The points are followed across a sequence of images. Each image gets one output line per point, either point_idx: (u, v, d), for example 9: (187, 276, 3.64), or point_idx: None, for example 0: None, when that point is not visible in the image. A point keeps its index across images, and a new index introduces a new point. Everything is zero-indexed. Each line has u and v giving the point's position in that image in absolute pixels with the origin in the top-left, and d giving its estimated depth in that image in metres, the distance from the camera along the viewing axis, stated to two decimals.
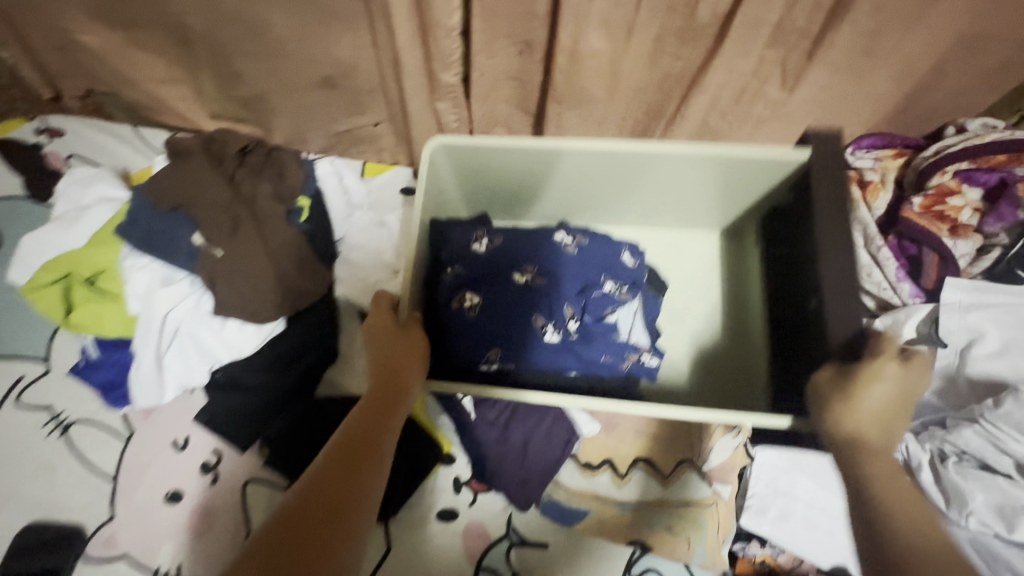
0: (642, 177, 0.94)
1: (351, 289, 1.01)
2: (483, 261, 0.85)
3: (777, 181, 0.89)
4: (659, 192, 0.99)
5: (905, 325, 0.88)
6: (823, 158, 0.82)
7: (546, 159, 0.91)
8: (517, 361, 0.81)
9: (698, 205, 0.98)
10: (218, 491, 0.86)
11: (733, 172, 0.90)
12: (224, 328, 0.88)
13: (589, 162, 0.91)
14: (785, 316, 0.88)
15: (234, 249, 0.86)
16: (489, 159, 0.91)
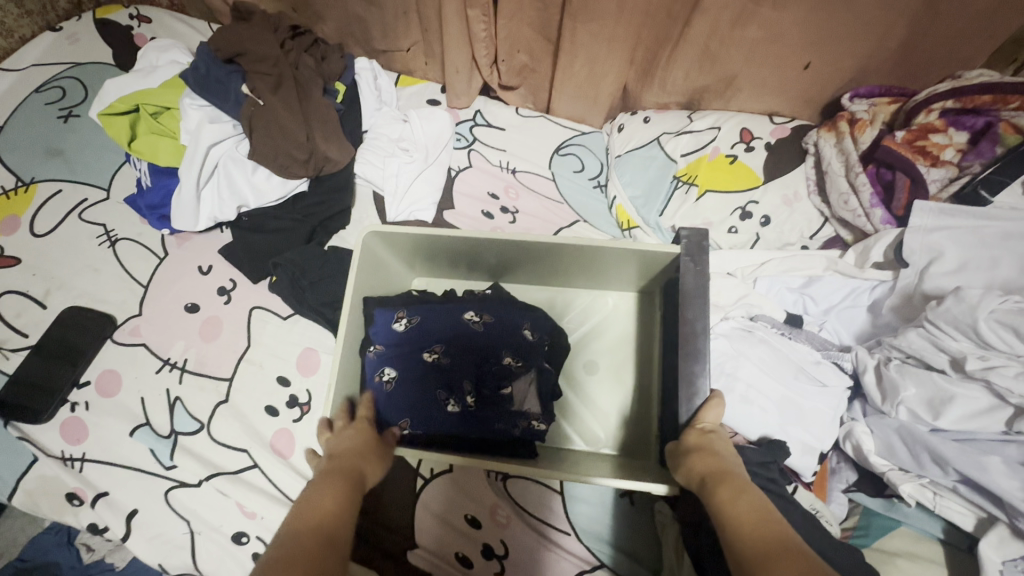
0: (557, 273, 0.92)
1: (369, 171, 1.15)
2: (403, 340, 0.83)
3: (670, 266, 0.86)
4: (575, 274, 0.92)
5: (873, 250, 0.93)
6: (692, 249, 0.79)
7: (481, 248, 0.86)
8: (429, 429, 0.79)
9: (605, 281, 0.93)
10: (231, 309, 0.99)
11: (621, 260, 0.86)
12: (255, 173, 1.02)
13: (520, 251, 0.86)
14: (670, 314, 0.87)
15: (274, 100, 0.99)
16: (426, 245, 0.86)
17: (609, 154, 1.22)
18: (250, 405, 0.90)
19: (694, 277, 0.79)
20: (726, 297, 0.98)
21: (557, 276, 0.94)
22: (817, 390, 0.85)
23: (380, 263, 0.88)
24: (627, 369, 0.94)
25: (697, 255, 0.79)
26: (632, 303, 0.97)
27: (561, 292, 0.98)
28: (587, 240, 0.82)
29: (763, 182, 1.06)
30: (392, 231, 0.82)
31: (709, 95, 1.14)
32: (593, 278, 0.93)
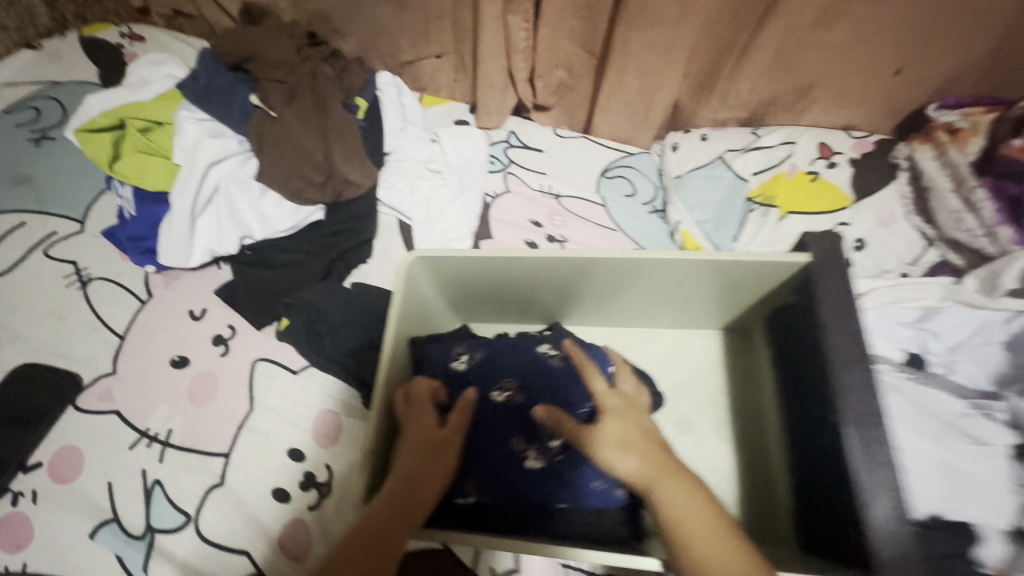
0: (639, 304, 0.75)
1: (393, 196, 0.98)
2: (464, 379, 0.66)
3: (788, 286, 0.69)
4: (659, 307, 0.76)
5: (1004, 275, 0.79)
6: (824, 262, 0.64)
7: (548, 275, 0.68)
8: (502, 495, 0.61)
9: (697, 313, 0.77)
10: (229, 363, 0.80)
11: (724, 281, 0.70)
12: (263, 198, 0.85)
13: (598, 276, 0.69)
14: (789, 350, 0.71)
15: (287, 112, 0.84)
16: (479, 274, 0.68)
17: (664, 175, 1.08)
18: (252, 490, 0.69)
19: (835, 301, 0.61)
20: None
21: (637, 309, 0.77)
22: (977, 450, 0.68)
23: (422, 299, 0.70)
24: (728, 426, 0.77)
25: (834, 269, 0.63)
26: (721, 343, 0.81)
27: (639, 330, 0.82)
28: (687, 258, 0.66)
29: (852, 203, 0.93)
30: (440, 255, 0.64)
31: (778, 107, 1.02)
32: (685, 308, 0.76)
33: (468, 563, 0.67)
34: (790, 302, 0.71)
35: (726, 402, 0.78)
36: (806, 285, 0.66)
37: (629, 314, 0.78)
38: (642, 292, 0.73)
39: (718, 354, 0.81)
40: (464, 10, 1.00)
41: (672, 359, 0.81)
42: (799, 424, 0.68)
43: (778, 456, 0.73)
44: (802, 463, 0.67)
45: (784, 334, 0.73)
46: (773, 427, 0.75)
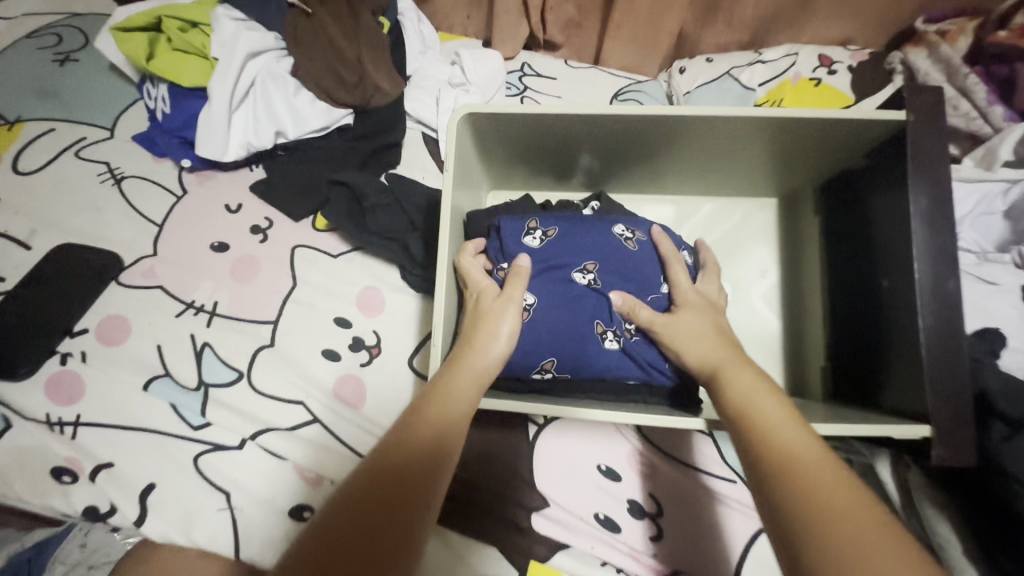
0: (692, 165, 0.76)
1: (419, 109, 1.00)
2: (542, 256, 0.63)
3: (861, 146, 0.65)
4: (711, 171, 0.77)
5: (1001, 148, 0.85)
6: (923, 111, 0.55)
7: (602, 129, 0.68)
8: (582, 372, 0.61)
9: (750, 177, 0.77)
10: (267, 248, 0.80)
11: (786, 141, 0.67)
12: (297, 94, 0.88)
13: (657, 133, 0.68)
14: (846, 210, 0.70)
15: (322, 11, 0.88)
16: (532, 127, 0.69)
17: (674, 95, 1.12)
18: (302, 351, 0.70)
19: (928, 164, 0.54)
20: None
21: (687, 171, 0.77)
22: (994, 290, 0.72)
23: (469, 159, 0.71)
24: (775, 293, 0.80)
25: (933, 127, 0.55)
26: (775, 211, 0.83)
27: (687, 195, 0.84)
28: (751, 116, 0.63)
29: (854, 101, 1.00)
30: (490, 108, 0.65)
31: (778, 24, 1.09)
32: (739, 171, 0.76)
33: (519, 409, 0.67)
34: (860, 164, 0.67)
35: (771, 265, 0.81)
36: (892, 144, 0.61)
37: (680, 177, 0.79)
38: (694, 153, 0.73)
39: (765, 224, 0.83)
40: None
41: (717, 224, 0.83)
42: (841, 277, 0.71)
43: (815, 310, 0.76)
44: (847, 314, 0.69)
45: (841, 197, 0.71)
46: (812, 285, 0.77)
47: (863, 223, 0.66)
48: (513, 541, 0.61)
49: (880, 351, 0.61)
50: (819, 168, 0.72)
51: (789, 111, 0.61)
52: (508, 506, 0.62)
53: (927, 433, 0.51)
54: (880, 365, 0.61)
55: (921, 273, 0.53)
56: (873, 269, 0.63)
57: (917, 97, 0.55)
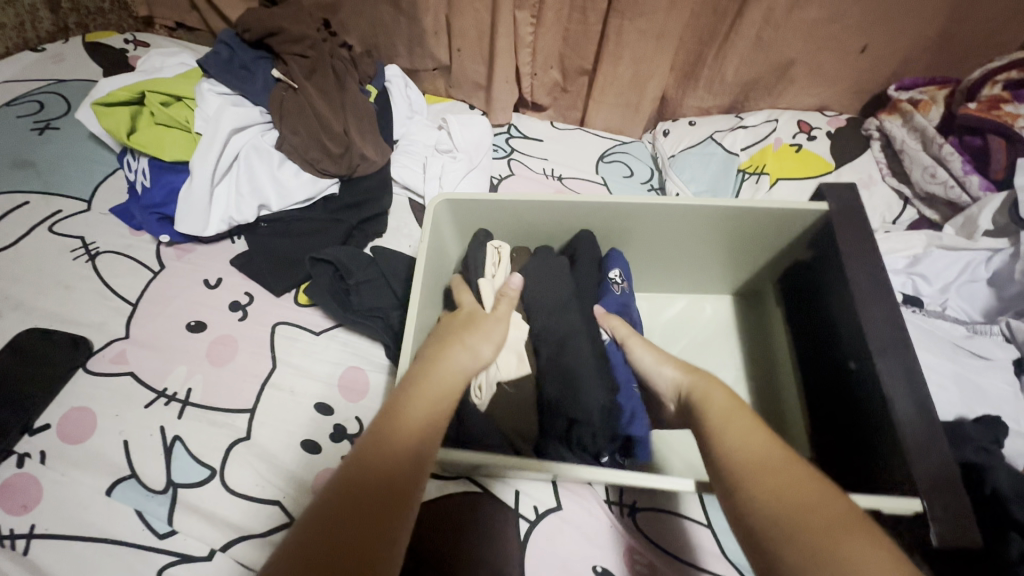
0: (658, 256, 0.81)
1: (406, 173, 1.00)
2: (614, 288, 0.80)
3: (806, 235, 0.73)
4: (675, 262, 0.82)
5: (981, 218, 0.86)
6: (843, 208, 0.67)
7: (604, 223, 0.76)
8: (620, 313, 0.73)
9: (711, 271, 0.83)
10: (246, 326, 0.77)
11: (741, 233, 0.75)
12: (281, 167, 0.87)
13: (647, 225, 0.75)
14: (807, 302, 0.75)
15: (309, 85, 0.89)
16: (518, 216, 0.74)
17: (658, 158, 1.14)
18: (279, 443, 0.67)
19: (863, 242, 0.64)
20: (926, 285, 0.88)
21: (653, 266, 0.83)
22: (987, 364, 0.72)
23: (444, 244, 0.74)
24: (747, 381, 0.80)
25: (852, 214, 0.67)
26: (741, 305, 0.86)
27: (658, 291, 0.87)
28: (704, 205, 0.71)
29: (834, 167, 1.01)
30: (467, 194, 0.70)
31: (757, 92, 1.12)
32: (704, 262, 0.81)
33: (509, 504, 0.65)
34: (805, 257, 0.75)
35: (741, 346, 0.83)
36: (824, 236, 0.70)
37: (647, 271, 0.84)
38: (650, 242, 0.78)
39: (735, 312, 0.86)
40: (463, 17, 1.05)
41: (691, 315, 0.86)
42: (815, 369, 0.72)
43: (792, 402, 0.76)
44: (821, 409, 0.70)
45: (797, 287, 0.77)
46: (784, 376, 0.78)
47: (824, 313, 0.70)
48: None
49: (864, 440, 0.60)
50: (771, 262, 0.79)
51: (736, 203, 0.69)
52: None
53: (920, 509, 0.48)
54: (868, 458, 0.59)
55: (899, 358, 0.56)
56: (843, 354, 0.65)
57: (842, 206, 0.67)
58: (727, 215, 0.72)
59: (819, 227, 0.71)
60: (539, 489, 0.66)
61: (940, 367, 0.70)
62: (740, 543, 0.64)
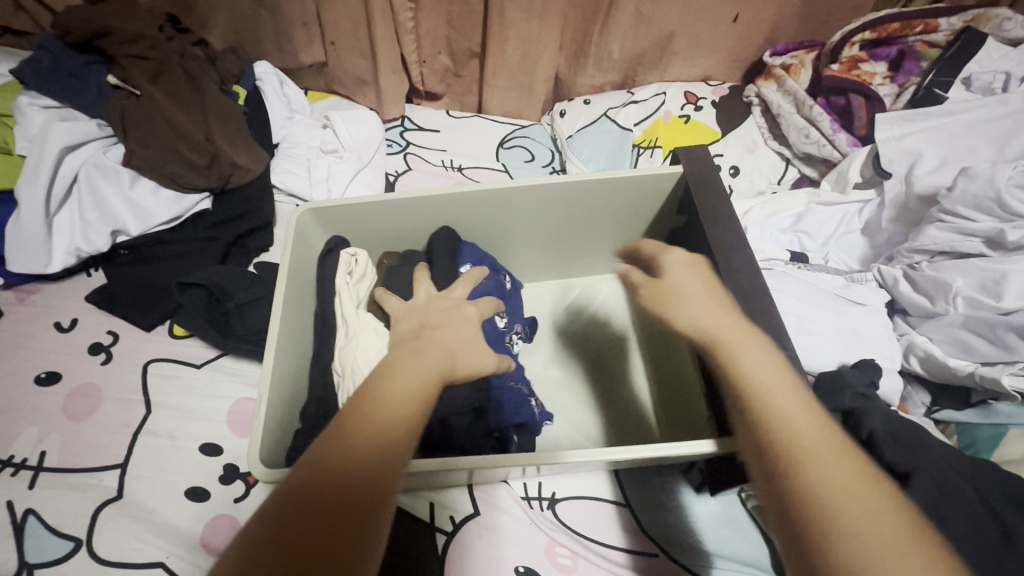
0: (541, 239, 0.80)
1: (289, 178, 0.92)
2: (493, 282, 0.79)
3: (672, 204, 0.76)
4: (561, 245, 0.82)
5: (850, 172, 0.91)
6: (699, 174, 0.69)
7: (479, 214, 0.74)
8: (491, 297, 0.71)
9: (598, 251, 0.84)
10: (111, 369, 0.69)
11: (613, 207, 0.76)
12: (135, 185, 0.77)
13: (522, 210, 0.75)
14: None
15: (155, 91, 0.79)
16: (389, 217, 0.72)
17: (557, 139, 1.13)
18: (159, 497, 0.59)
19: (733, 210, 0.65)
20: (812, 239, 0.92)
21: (541, 250, 0.83)
22: (862, 309, 0.77)
23: (314, 254, 0.71)
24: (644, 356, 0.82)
25: (705, 182, 0.69)
26: None
27: (555, 275, 0.88)
28: (568, 184, 0.71)
29: (721, 135, 1.04)
30: (329, 200, 0.68)
31: (645, 66, 1.13)
32: (590, 241, 0.82)
33: (424, 519, 0.62)
34: (678, 224, 0.78)
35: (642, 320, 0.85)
36: (686, 201, 0.72)
37: (536, 254, 0.83)
38: (528, 226, 0.78)
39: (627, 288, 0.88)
40: (333, 6, 0.98)
41: (591, 296, 0.88)
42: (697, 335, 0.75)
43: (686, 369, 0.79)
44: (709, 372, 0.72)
45: None
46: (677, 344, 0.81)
47: None
48: None
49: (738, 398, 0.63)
50: (649, 232, 0.82)
51: (597, 178, 0.70)
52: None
53: None
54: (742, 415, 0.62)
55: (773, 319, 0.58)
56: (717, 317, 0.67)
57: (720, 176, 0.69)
58: (593, 191, 0.73)
59: (680, 191, 0.73)
60: (454, 496, 0.64)
61: (823, 319, 0.75)
62: (658, 517, 0.65)
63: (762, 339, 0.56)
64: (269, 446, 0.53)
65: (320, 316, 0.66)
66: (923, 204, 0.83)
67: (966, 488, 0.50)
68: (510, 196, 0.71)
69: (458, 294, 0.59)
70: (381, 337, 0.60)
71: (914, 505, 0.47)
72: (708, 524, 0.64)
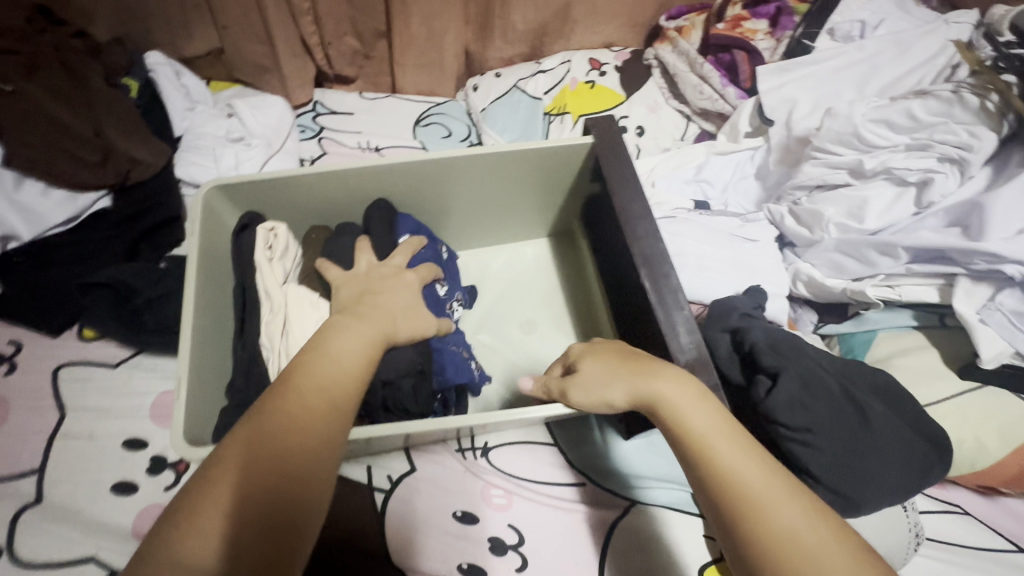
0: (461, 211, 0.81)
1: (196, 170, 0.89)
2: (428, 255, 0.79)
3: (586, 170, 0.78)
4: (483, 215, 0.83)
5: (740, 122, 0.99)
6: (606, 137, 0.72)
7: (395, 189, 0.75)
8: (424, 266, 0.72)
9: (521, 220, 0.86)
10: (18, 379, 0.66)
11: (528, 176, 0.78)
12: (22, 188, 0.74)
13: (438, 182, 0.76)
14: (602, 231, 0.80)
15: (32, 86, 0.75)
16: (304, 194, 0.72)
17: (472, 113, 1.14)
18: (83, 495, 0.59)
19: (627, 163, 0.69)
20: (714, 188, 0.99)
21: (463, 222, 0.84)
22: (754, 244, 0.84)
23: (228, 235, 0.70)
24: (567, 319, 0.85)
25: (613, 146, 0.71)
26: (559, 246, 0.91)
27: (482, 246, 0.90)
28: (479, 154, 0.72)
29: (625, 98, 1.10)
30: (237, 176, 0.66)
31: (550, 36, 1.16)
32: (512, 210, 0.83)
33: (361, 481, 0.64)
34: (594, 189, 0.80)
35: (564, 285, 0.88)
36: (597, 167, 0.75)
37: (461, 225, 0.84)
38: (448, 198, 0.79)
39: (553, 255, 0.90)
40: None
41: (518, 264, 0.90)
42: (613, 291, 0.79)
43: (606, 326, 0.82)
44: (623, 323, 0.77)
45: (595, 219, 0.83)
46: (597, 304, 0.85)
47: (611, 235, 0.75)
48: None
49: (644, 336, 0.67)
50: (569, 199, 0.84)
51: (506, 146, 0.71)
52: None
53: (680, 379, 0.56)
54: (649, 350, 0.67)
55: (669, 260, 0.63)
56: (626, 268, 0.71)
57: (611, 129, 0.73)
58: (505, 161, 0.74)
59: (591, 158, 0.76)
60: (390, 457, 0.66)
61: (721, 256, 0.82)
62: (584, 451, 0.69)
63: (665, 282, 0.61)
64: (186, 422, 0.54)
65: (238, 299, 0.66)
66: (800, 145, 0.91)
67: (832, 381, 0.56)
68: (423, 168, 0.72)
69: (397, 262, 0.63)
70: (318, 309, 0.64)
71: (782, 399, 0.54)
72: (631, 450, 0.69)
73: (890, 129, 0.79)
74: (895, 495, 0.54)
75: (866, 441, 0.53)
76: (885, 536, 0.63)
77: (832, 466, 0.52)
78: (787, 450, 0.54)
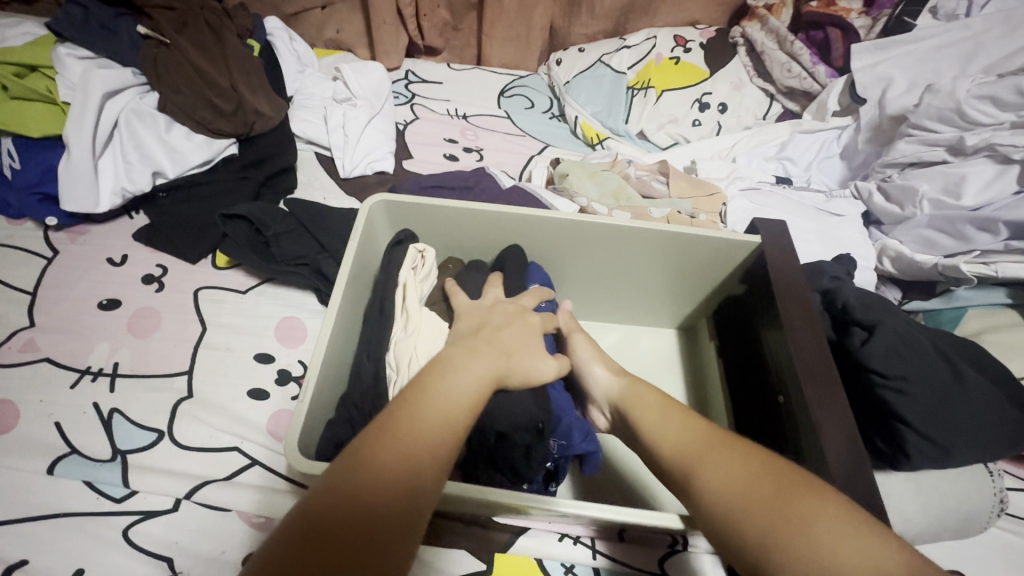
0: (592, 278, 0.78)
1: (306, 126, 0.98)
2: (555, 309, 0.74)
3: (737, 271, 0.73)
4: (612, 292, 0.80)
5: (829, 101, 1.00)
6: (773, 237, 0.68)
7: (532, 239, 0.73)
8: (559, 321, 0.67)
9: (651, 302, 0.80)
10: (164, 296, 0.75)
11: (668, 261, 0.74)
12: (170, 131, 0.83)
13: (574, 242, 0.73)
14: (737, 337, 0.73)
15: (181, 39, 0.86)
16: (452, 228, 0.73)
17: (554, 86, 1.18)
18: (226, 395, 0.67)
19: (786, 257, 0.65)
20: (797, 166, 1.00)
21: (583, 284, 0.79)
22: (839, 219, 0.85)
23: (374, 249, 0.71)
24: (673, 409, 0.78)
25: (782, 247, 0.67)
26: (681, 340, 0.84)
27: (593, 320, 0.84)
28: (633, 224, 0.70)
29: (709, 75, 1.10)
30: (404, 196, 0.69)
31: (635, 13, 1.18)
32: (641, 290, 0.79)
33: None
34: (737, 290, 0.75)
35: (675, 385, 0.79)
36: (755, 268, 0.70)
37: (586, 294, 0.81)
38: (584, 261, 0.76)
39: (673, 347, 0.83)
40: None
41: (629, 348, 0.83)
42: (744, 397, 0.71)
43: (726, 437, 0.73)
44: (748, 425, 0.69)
45: (731, 326, 0.76)
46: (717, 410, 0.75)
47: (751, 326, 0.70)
48: (475, 538, 0.58)
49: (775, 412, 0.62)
50: (710, 298, 0.79)
51: (661, 225, 0.68)
52: (477, 535, 0.59)
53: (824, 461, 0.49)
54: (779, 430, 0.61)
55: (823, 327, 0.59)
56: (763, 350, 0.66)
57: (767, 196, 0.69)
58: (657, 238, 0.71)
59: (750, 260, 0.71)
60: None
61: (808, 230, 0.83)
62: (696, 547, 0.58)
63: (824, 369, 0.55)
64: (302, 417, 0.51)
65: (363, 346, 0.64)
66: (894, 124, 0.91)
67: (929, 342, 0.58)
68: (566, 226, 0.70)
69: (524, 303, 0.59)
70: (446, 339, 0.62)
71: (877, 348, 0.56)
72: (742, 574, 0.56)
73: (995, 105, 0.78)
74: (983, 454, 0.55)
75: (959, 395, 0.55)
76: (972, 496, 0.60)
77: (925, 414, 0.53)
78: (881, 396, 0.55)
